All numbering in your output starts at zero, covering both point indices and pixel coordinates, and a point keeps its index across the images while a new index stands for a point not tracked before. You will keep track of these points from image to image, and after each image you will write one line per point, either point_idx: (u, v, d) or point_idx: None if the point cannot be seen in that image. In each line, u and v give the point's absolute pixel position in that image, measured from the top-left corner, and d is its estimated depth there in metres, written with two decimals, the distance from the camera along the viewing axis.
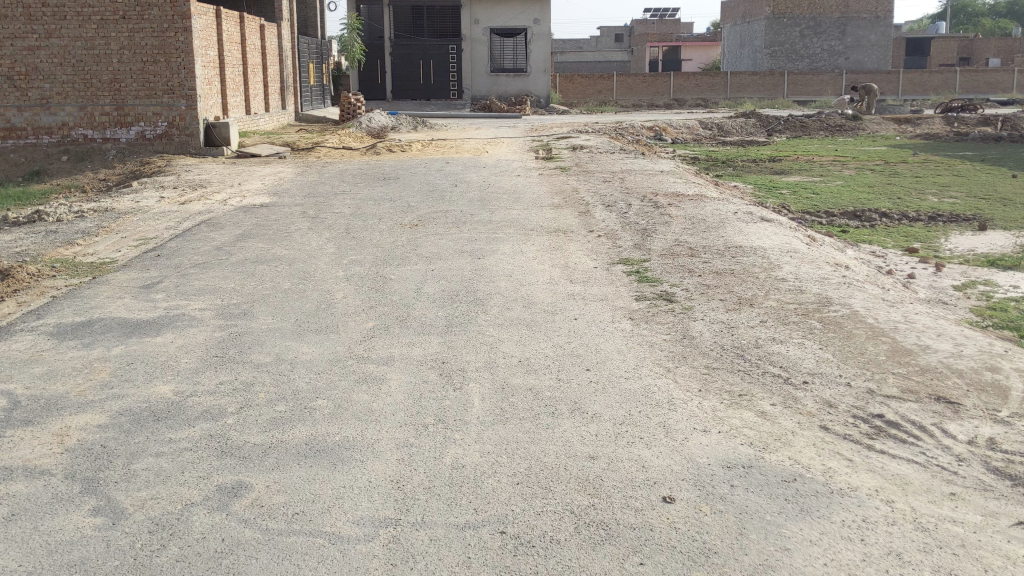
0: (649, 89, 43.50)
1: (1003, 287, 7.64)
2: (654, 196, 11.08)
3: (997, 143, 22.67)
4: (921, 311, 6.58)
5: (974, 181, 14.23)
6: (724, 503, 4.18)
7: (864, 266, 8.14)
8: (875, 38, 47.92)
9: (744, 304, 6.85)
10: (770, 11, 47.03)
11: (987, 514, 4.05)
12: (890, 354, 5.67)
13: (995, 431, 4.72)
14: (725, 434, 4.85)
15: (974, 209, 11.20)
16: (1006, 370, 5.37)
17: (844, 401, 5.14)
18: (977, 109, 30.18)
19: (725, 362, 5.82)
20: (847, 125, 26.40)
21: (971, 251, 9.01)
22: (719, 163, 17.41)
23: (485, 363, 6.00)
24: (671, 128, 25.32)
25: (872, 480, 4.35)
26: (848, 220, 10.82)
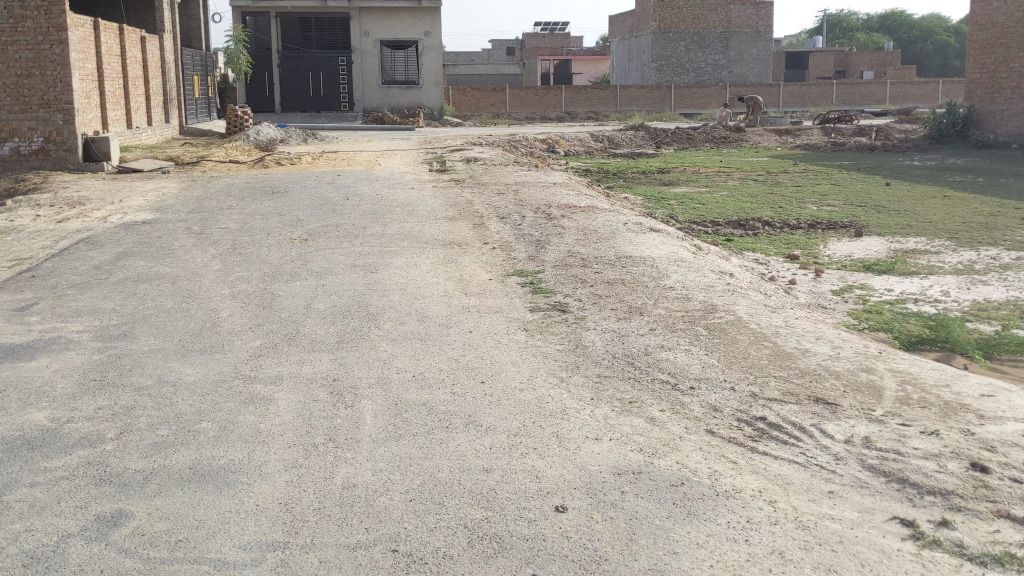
0: (541, 102, 43.70)
1: (878, 290, 7.90)
2: (547, 207, 11.18)
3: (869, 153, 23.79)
4: (800, 315, 6.82)
5: (852, 189, 14.88)
6: (615, 509, 4.22)
7: (748, 273, 8.38)
8: (757, 52, 49.65)
9: (634, 313, 6.93)
10: (657, 25, 48.17)
11: (863, 510, 4.19)
12: (772, 359, 5.83)
13: (870, 429, 4.86)
14: (615, 441, 4.91)
15: (851, 216, 11.67)
16: (880, 370, 5.57)
17: (729, 405, 5.28)
18: (851, 118, 31.55)
19: (617, 370, 5.89)
20: (731, 137, 27.33)
21: (848, 256, 9.36)
22: (611, 175, 17.74)
23: (378, 379, 5.91)
24: (564, 140, 25.64)
25: (755, 481, 4.47)
26: (733, 228, 11.13)
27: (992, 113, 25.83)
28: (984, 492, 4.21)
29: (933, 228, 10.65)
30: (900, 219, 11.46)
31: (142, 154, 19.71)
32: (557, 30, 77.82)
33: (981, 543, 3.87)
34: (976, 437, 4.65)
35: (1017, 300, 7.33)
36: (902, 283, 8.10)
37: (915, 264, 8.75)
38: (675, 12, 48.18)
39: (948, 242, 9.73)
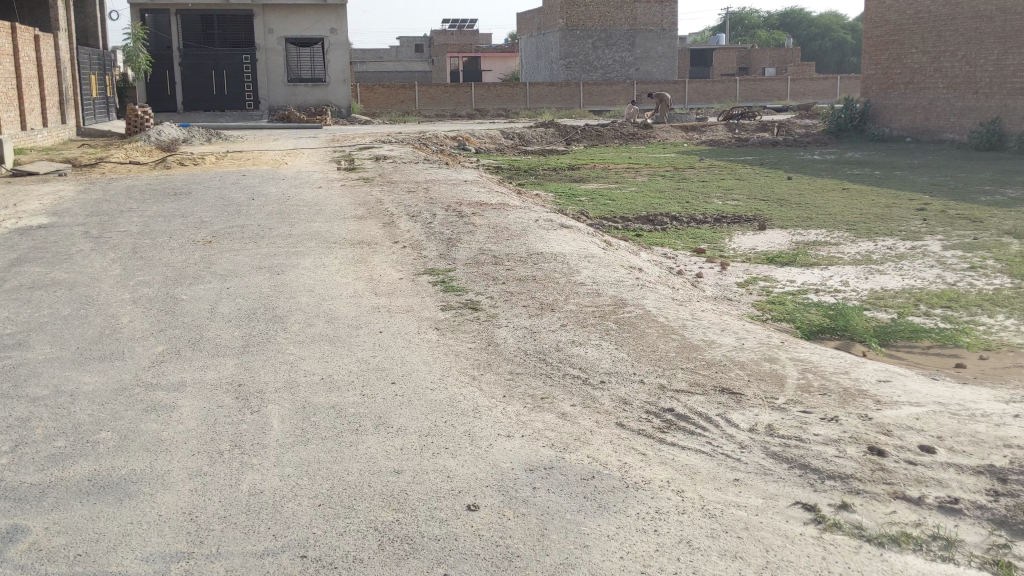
0: (451, 99, 43.74)
1: (780, 282, 8.08)
2: (458, 205, 11.15)
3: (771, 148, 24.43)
4: (707, 308, 6.95)
5: (756, 183, 15.24)
6: (526, 506, 4.23)
7: (657, 268, 8.50)
8: (662, 49, 50.46)
9: (546, 309, 6.95)
10: (564, 22, 48.57)
11: (767, 496, 4.28)
12: (679, 351, 5.92)
13: (773, 417, 4.97)
14: (527, 438, 4.91)
15: (755, 210, 11.94)
16: (783, 359, 5.71)
17: (638, 398, 5.34)
18: (755, 114, 32.33)
19: (529, 366, 5.90)
20: (639, 133, 27.73)
21: (752, 249, 9.58)
22: (522, 172, 17.80)
23: (287, 382, 5.80)
24: (474, 138, 25.63)
25: (663, 472, 4.53)
26: (642, 224, 11.29)
27: (886, 108, 26.79)
28: (881, 474, 4.33)
29: (832, 220, 10.97)
30: (801, 212, 11.77)
31: (37, 156, 18.94)
32: (466, 26, 77.66)
33: (879, 524, 3.98)
34: (873, 422, 4.79)
35: (911, 288, 7.60)
36: (804, 274, 8.32)
37: (816, 256, 9.00)
38: (581, 10, 48.60)
39: (846, 233, 10.04)
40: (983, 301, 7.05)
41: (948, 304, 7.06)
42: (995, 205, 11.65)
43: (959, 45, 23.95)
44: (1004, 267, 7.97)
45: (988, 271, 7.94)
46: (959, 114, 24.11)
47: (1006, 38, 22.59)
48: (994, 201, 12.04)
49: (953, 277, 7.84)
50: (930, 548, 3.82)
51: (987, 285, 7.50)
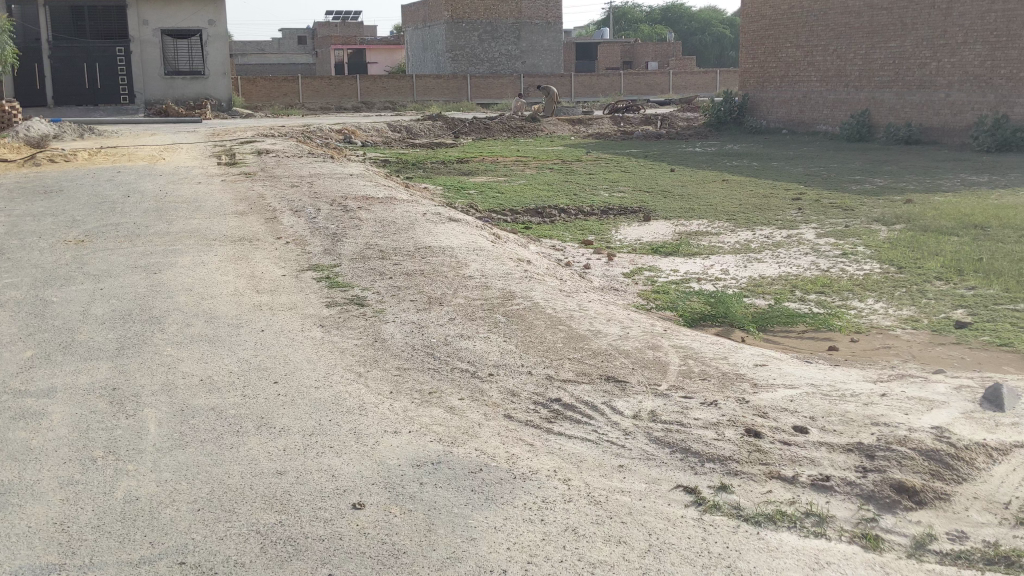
0: (336, 92, 43.05)
1: (665, 272, 8.24)
2: (343, 199, 11.00)
3: (656, 141, 24.93)
4: (594, 298, 7.04)
5: (640, 176, 15.51)
6: (413, 502, 4.19)
7: (545, 260, 8.56)
8: (548, 43, 50.87)
9: (434, 303, 6.91)
10: (449, 15, 48.43)
11: (650, 481, 4.34)
12: (567, 342, 5.97)
13: (656, 403, 5.05)
14: (413, 433, 4.86)
15: (640, 202, 12.16)
16: (666, 347, 5.83)
17: (526, 389, 5.34)
18: (639, 107, 32.93)
19: (416, 361, 5.85)
20: (527, 126, 27.93)
21: (638, 240, 9.75)
22: (410, 165, 17.69)
23: (164, 385, 5.60)
24: (361, 131, 25.32)
25: (550, 461, 4.54)
26: (531, 216, 11.36)
27: (764, 100, 27.65)
28: (758, 455, 4.45)
29: (714, 211, 11.26)
30: (685, 203, 12.03)
31: None
32: (350, 18, 76.47)
33: (756, 504, 4.09)
34: (749, 405, 4.94)
35: (788, 275, 7.86)
36: (687, 264, 8.52)
37: (699, 245, 9.23)
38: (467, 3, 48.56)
39: (727, 223, 10.32)
40: (853, 286, 7.35)
41: (822, 289, 7.33)
42: (862, 194, 12.19)
43: (830, 40, 24.91)
44: (872, 254, 8.33)
45: (858, 257, 8.28)
46: (831, 106, 25.07)
47: (875, 33, 23.45)
48: (862, 190, 12.60)
49: (825, 264, 8.15)
50: (804, 524, 3.94)
51: (858, 271, 7.81)
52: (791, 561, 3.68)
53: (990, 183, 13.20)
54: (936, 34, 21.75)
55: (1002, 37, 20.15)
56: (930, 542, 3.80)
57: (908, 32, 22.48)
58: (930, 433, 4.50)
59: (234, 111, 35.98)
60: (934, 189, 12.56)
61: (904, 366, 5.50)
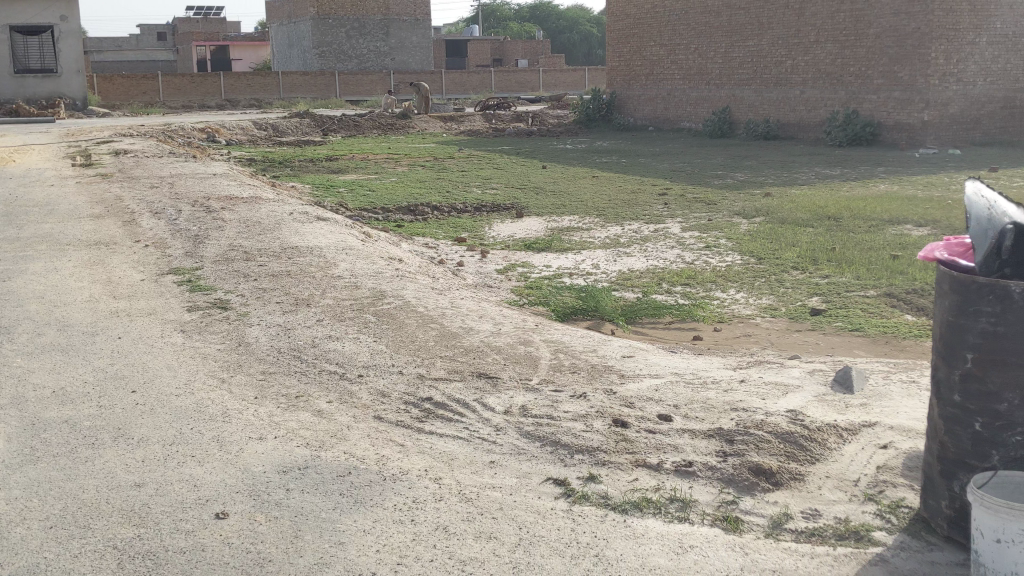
0: (199, 89, 41.80)
1: (537, 267, 8.32)
2: (205, 200, 10.67)
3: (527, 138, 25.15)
4: (465, 296, 7.05)
5: (511, 172, 15.62)
6: (279, 508, 4.08)
7: (416, 258, 8.53)
8: (417, 40, 50.56)
9: (301, 305, 6.77)
10: (315, 11, 47.49)
11: (521, 475, 4.35)
12: (438, 340, 5.95)
13: (527, 398, 5.08)
14: (280, 439, 4.74)
15: (512, 199, 12.23)
16: (537, 342, 5.88)
17: (396, 389, 5.29)
18: (510, 104, 33.18)
19: (282, 365, 5.72)
20: (397, 124, 27.77)
21: (511, 237, 9.81)
22: (277, 164, 17.31)
23: (11, 399, 5.29)
24: (225, 129, 24.64)
25: (421, 461, 4.51)
26: (403, 214, 11.28)
27: (631, 98, 28.39)
28: (625, 445, 4.53)
29: (584, 207, 11.43)
30: (556, 199, 12.17)
31: None
32: (211, 14, 74.10)
33: (623, 493, 4.16)
34: (617, 396, 5.03)
35: (655, 268, 8.05)
36: (558, 259, 8.62)
37: (569, 240, 9.36)
38: None
39: (597, 219, 10.50)
40: (716, 277, 7.59)
41: (687, 281, 7.54)
42: (725, 188, 12.62)
43: (691, 38, 25.66)
44: (734, 246, 8.62)
45: (721, 249, 8.56)
46: (694, 103, 25.86)
47: (734, 32, 24.23)
48: (723, 185, 13.04)
49: (690, 257, 8.40)
50: (668, 510, 4.04)
51: (721, 263, 8.08)
52: (656, 547, 3.76)
53: (840, 176, 13.86)
54: (790, 34, 22.57)
55: (850, 36, 20.89)
56: (787, 521, 3.95)
57: (764, 32, 23.25)
58: (786, 417, 4.69)
59: (90, 109, 34.43)
60: (790, 182, 13.11)
61: (764, 353, 5.72)
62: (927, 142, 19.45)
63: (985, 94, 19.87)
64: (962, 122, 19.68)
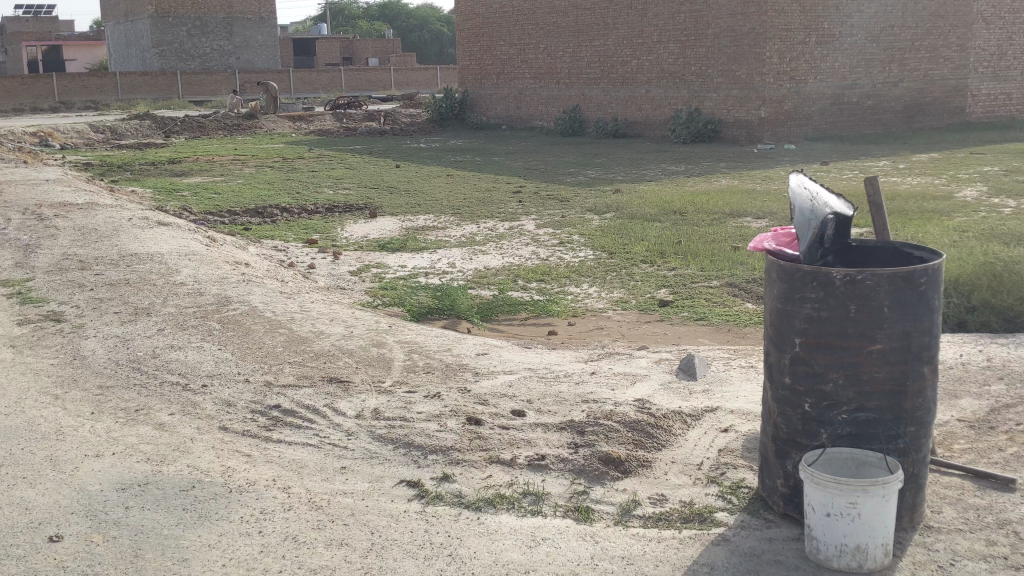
0: (31, 92, 39.51)
1: (392, 267, 8.26)
2: (35, 207, 10.11)
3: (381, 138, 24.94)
4: (316, 299, 6.93)
5: (365, 172, 15.48)
6: (118, 528, 3.90)
7: (265, 262, 8.34)
8: (262, 38, 48.50)
9: (141, 314, 6.49)
10: (153, 10, 44.86)
11: (373, 479, 4.30)
12: (287, 345, 5.82)
13: (379, 401, 5.03)
14: (119, 455, 4.53)
15: (365, 199, 12.10)
16: (390, 343, 5.84)
17: (242, 398, 5.14)
18: (360, 103, 32.90)
19: (121, 378, 5.47)
20: (244, 124, 27.08)
21: (364, 237, 9.71)
22: (116, 168, 16.54)
23: None
24: (60, 133, 23.38)
25: (269, 470, 4.39)
26: (250, 217, 10.99)
27: (482, 97, 28.67)
28: (478, 443, 4.55)
29: (438, 206, 11.43)
30: (410, 199, 12.12)
31: None
32: (41, 12, 70.00)
33: (476, 490, 4.17)
34: (471, 394, 5.05)
35: (510, 265, 8.13)
36: (413, 259, 8.58)
37: (425, 240, 9.33)
38: None
39: (452, 218, 10.52)
40: (569, 273, 7.73)
41: (542, 277, 7.64)
42: (577, 185, 12.88)
43: (541, 38, 25.99)
44: (586, 241, 8.80)
45: (574, 245, 8.72)
46: (545, 103, 26.30)
47: (581, 32, 24.67)
48: (576, 182, 13.30)
49: (544, 253, 8.52)
50: (521, 505, 4.07)
51: (574, 258, 8.23)
52: (509, 542, 3.78)
53: (684, 172, 14.37)
54: (633, 33, 23.16)
55: (691, 36, 21.65)
56: (635, 508, 4.05)
57: (609, 32, 23.77)
58: (633, 406, 4.82)
59: None
60: (637, 178, 13.48)
61: (615, 345, 5.86)
62: (764, 138, 20.42)
63: (815, 91, 20.85)
64: (796, 118, 20.74)
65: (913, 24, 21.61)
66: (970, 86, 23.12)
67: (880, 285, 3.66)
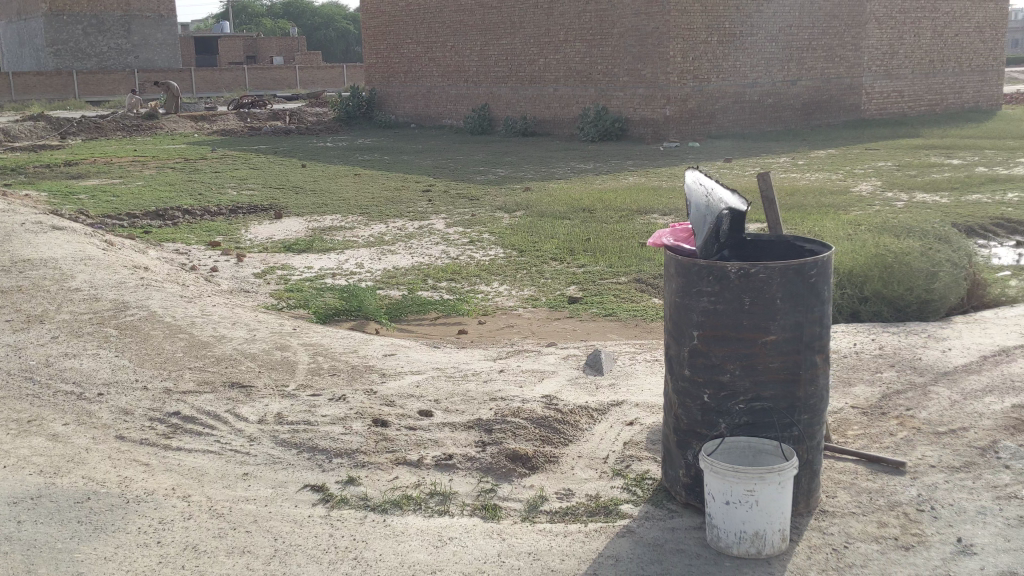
0: None
1: (298, 269, 8.16)
2: None
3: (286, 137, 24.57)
4: (218, 303, 6.80)
5: (270, 172, 15.25)
6: (9, 543, 3.76)
7: (166, 265, 8.15)
8: (162, 37, 46.21)
9: (33, 322, 6.26)
10: (46, 7, 42.84)
11: (277, 485, 4.24)
12: (188, 350, 5.70)
13: (282, 405, 4.96)
14: (10, 468, 4.36)
15: (271, 199, 11.94)
16: (294, 346, 5.76)
17: (140, 406, 5.01)
18: (264, 103, 32.44)
19: (12, 389, 5.27)
20: (143, 124, 26.38)
21: (270, 238, 9.56)
22: (8, 171, 15.90)
23: None
24: None
25: (169, 479, 4.29)
26: (150, 220, 10.73)
27: (390, 95, 28.59)
28: (384, 444, 4.52)
29: (345, 205, 11.34)
30: (317, 199, 11.98)
31: None
32: None
33: (382, 493, 4.14)
34: (377, 395, 5.01)
35: (419, 264, 8.10)
36: (320, 260, 8.48)
37: (331, 240, 9.23)
38: None
39: (360, 217, 10.44)
40: (479, 271, 7.74)
41: (451, 276, 7.64)
42: (486, 183, 12.91)
43: (447, 36, 25.93)
44: (496, 240, 8.83)
45: (484, 243, 8.74)
46: (453, 101, 26.31)
47: (487, 31, 24.71)
48: (485, 180, 13.32)
49: (454, 252, 8.51)
50: (427, 505, 4.05)
51: (484, 256, 8.25)
52: (415, 543, 3.76)
53: (593, 170, 14.52)
54: (540, 32, 23.30)
55: (596, 35, 21.87)
56: (541, 503, 4.07)
57: (516, 31, 23.87)
58: (540, 402, 4.86)
59: None
60: (545, 176, 13.58)
61: (525, 342, 5.90)
62: (669, 136, 20.83)
63: (717, 90, 21.30)
64: (699, 116, 21.18)
65: (810, 24, 22.21)
66: (864, 84, 23.94)
67: (772, 278, 3.76)
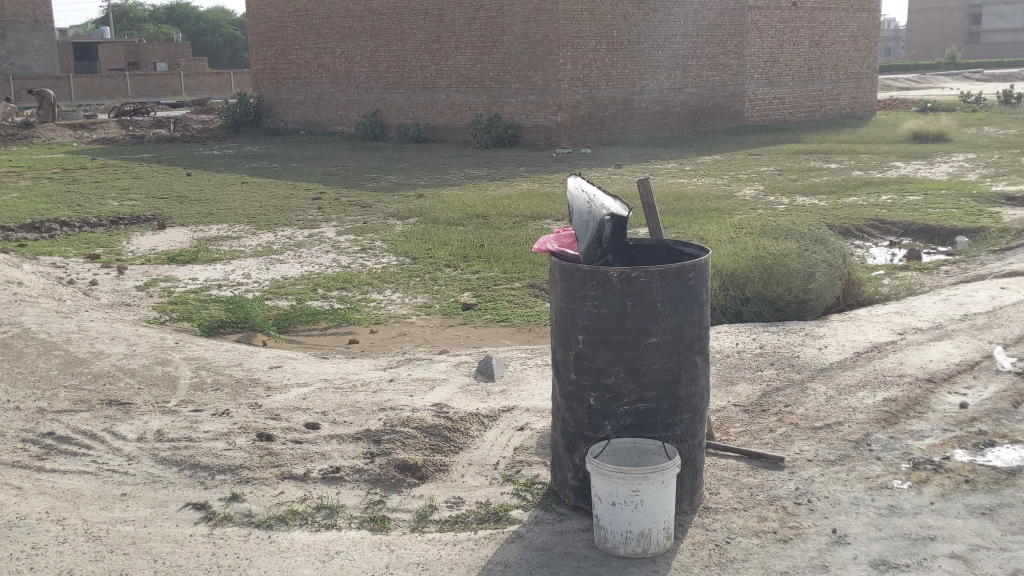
0: None
1: (182, 281, 7.95)
2: None
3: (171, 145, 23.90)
4: (97, 317, 6.57)
5: (152, 182, 14.82)
6: None
7: (40, 278, 7.83)
8: (37, 43, 43.52)
9: None
10: None
11: (157, 504, 4.12)
12: (63, 368, 5.49)
13: (163, 422, 4.83)
14: None
15: (153, 210, 11.61)
16: (176, 360, 5.62)
17: (11, 427, 4.80)
18: (148, 111, 31.54)
19: None
20: (19, 133, 25.26)
21: (152, 250, 9.29)
22: None
23: None
24: None
25: (42, 502, 4.13)
26: (25, 233, 10.28)
27: (278, 102, 28.13)
28: (269, 459, 4.44)
29: (233, 214, 11.12)
30: (203, 208, 11.72)
31: None
32: None
33: (267, 509, 4.07)
34: (262, 409, 4.93)
35: (309, 273, 8.00)
36: (205, 271, 8.28)
37: (217, 251, 9.02)
38: None
39: (248, 227, 10.25)
40: (372, 279, 7.70)
41: (342, 285, 7.57)
42: (377, 190, 12.80)
43: (336, 42, 25.67)
44: (389, 247, 8.80)
45: (376, 251, 8.69)
46: (344, 108, 26.06)
47: (377, 37, 24.56)
48: (377, 187, 13.23)
49: (346, 260, 8.43)
50: (314, 519, 4.00)
51: (376, 264, 8.20)
52: (301, 558, 3.71)
53: (486, 176, 14.58)
54: (431, 39, 23.29)
55: (487, 42, 22.03)
56: (431, 513, 4.07)
57: (406, 37, 23.81)
58: (430, 411, 4.86)
59: None
60: (438, 183, 13.56)
61: (416, 350, 5.90)
62: (561, 142, 21.12)
63: (607, 97, 21.64)
64: (590, 123, 21.47)
65: (694, 33, 22.78)
66: (747, 92, 24.70)
67: (652, 282, 3.84)
